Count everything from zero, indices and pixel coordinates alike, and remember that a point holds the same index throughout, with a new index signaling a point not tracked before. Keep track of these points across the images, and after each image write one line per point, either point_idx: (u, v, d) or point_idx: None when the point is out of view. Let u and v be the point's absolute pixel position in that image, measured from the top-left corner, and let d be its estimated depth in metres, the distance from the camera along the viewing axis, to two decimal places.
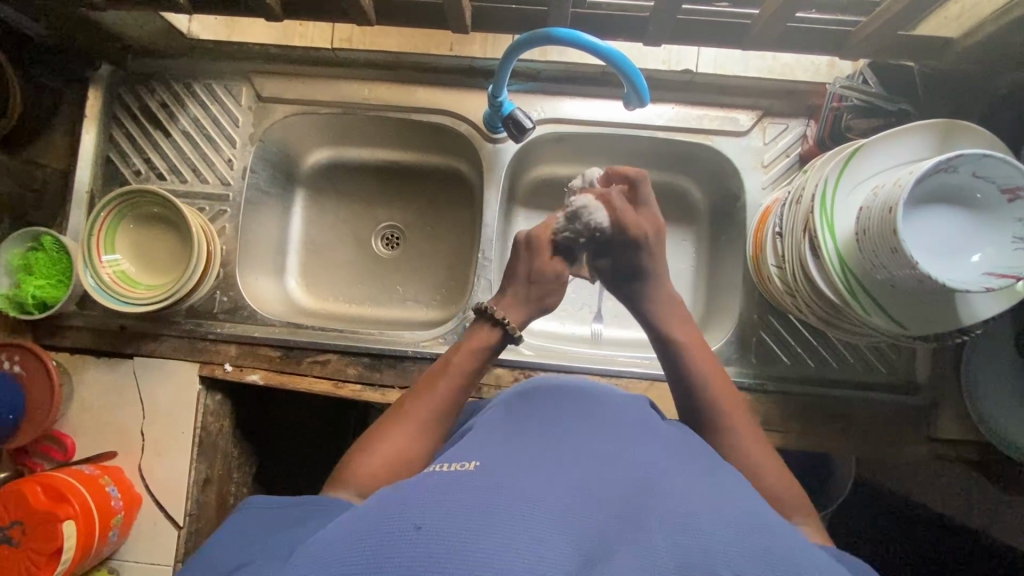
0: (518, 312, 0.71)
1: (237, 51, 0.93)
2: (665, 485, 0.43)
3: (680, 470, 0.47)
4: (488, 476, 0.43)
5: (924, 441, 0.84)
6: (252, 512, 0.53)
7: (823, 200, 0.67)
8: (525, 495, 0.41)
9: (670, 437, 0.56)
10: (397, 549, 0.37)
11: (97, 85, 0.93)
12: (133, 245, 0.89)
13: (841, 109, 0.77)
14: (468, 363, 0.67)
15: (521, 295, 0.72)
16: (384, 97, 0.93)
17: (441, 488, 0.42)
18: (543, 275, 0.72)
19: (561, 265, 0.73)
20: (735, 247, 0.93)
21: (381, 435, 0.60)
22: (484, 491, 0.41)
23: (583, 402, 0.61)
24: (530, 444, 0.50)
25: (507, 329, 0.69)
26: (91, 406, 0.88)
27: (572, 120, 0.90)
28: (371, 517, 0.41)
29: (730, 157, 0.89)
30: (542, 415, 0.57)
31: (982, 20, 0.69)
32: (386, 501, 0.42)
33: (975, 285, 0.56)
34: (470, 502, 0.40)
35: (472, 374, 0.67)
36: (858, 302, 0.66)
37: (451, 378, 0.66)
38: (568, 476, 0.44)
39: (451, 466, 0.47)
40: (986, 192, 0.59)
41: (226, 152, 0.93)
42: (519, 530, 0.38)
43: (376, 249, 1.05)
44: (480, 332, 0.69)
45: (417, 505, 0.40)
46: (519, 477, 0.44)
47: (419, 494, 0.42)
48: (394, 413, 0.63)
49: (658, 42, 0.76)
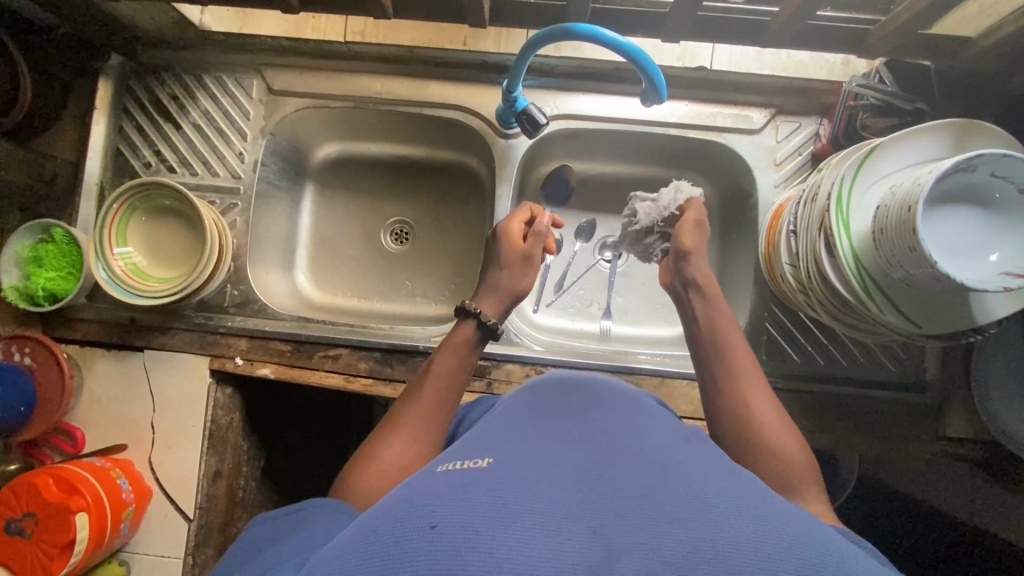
0: (495, 301, 0.74)
1: (248, 44, 0.93)
2: (686, 479, 0.44)
3: (699, 464, 0.47)
4: (508, 473, 0.43)
5: (932, 439, 0.85)
6: (263, 523, 0.53)
7: (838, 199, 0.67)
8: (545, 492, 0.41)
9: (685, 432, 0.56)
10: (418, 547, 0.37)
11: (107, 76, 0.92)
12: (144, 238, 0.89)
13: (856, 107, 0.76)
14: (454, 360, 0.69)
15: (495, 282, 0.75)
16: (396, 91, 0.92)
17: (461, 485, 0.42)
18: (512, 261, 0.76)
19: (531, 250, 0.77)
20: (746, 245, 0.93)
21: (376, 446, 0.61)
22: (504, 488, 0.41)
23: (597, 397, 0.61)
24: (547, 440, 0.50)
25: (484, 321, 0.72)
26: (101, 399, 0.88)
27: (585, 116, 0.90)
28: (391, 514, 0.41)
29: (743, 155, 0.89)
30: (558, 410, 0.57)
31: (1002, 19, 0.68)
32: (407, 498, 0.42)
33: (993, 285, 0.56)
34: (491, 499, 0.40)
35: (460, 371, 0.69)
36: (873, 300, 0.66)
37: (437, 379, 0.67)
38: (588, 472, 0.44)
39: (470, 461, 0.47)
40: (1004, 191, 0.59)
41: (237, 145, 0.93)
42: (544, 526, 0.38)
43: (385, 244, 1.04)
44: (460, 330, 0.71)
45: (441, 500, 0.40)
46: (540, 474, 0.44)
47: (440, 491, 0.42)
48: (388, 419, 0.64)
49: (675, 38, 0.76)
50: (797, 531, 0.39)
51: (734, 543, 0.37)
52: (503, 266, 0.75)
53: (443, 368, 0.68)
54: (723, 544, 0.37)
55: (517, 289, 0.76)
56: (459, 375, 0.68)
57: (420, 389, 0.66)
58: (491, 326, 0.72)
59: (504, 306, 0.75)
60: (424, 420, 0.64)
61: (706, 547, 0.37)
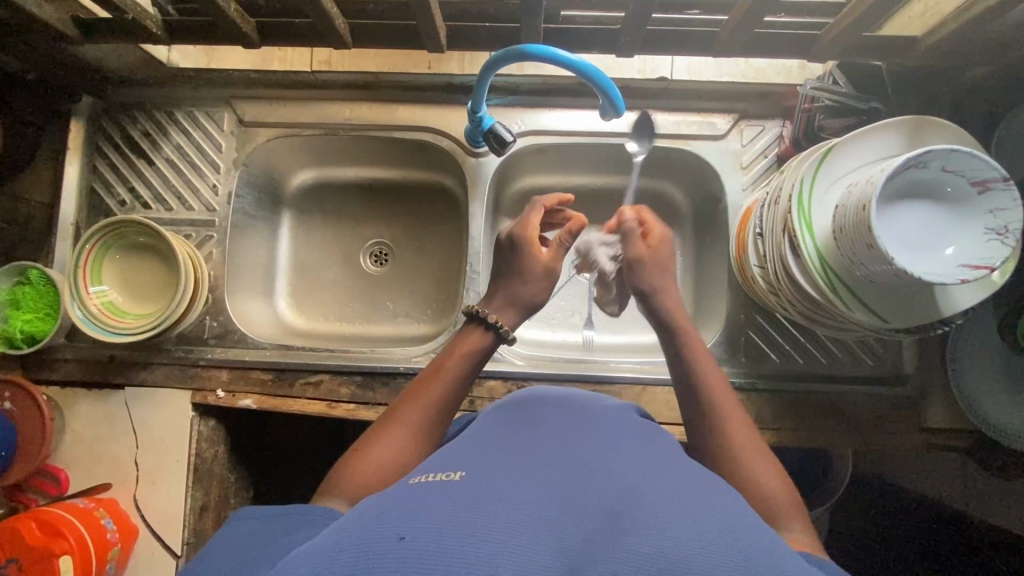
0: (510, 314, 0.72)
1: (217, 78, 0.94)
2: (654, 491, 0.44)
3: (665, 476, 0.47)
4: (470, 488, 0.43)
5: (915, 431, 0.86)
6: (257, 519, 0.53)
7: (800, 200, 0.68)
8: (510, 503, 0.42)
9: (654, 443, 0.56)
10: (383, 555, 0.37)
11: (79, 117, 0.94)
12: (120, 275, 0.89)
13: (813, 109, 0.78)
14: (464, 366, 0.68)
15: (517, 293, 0.72)
16: (365, 116, 0.94)
17: (426, 499, 0.42)
18: (534, 273, 0.72)
19: (550, 261, 0.73)
20: (720, 247, 0.94)
21: (372, 444, 0.61)
22: (472, 500, 0.42)
23: (570, 411, 0.62)
24: (520, 454, 0.50)
25: (500, 332, 0.70)
26: (83, 438, 0.88)
27: (552, 131, 0.92)
28: (357, 525, 0.41)
29: (709, 161, 0.90)
30: (533, 426, 0.58)
31: (944, 18, 0.70)
32: (374, 509, 0.42)
33: (950, 277, 0.57)
34: (455, 510, 0.40)
35: (469, 377, 0.69)
36: (841, 299, 0.67)
37: (445, 382, 0.67)
38: (557, 486, 0.45)
39: (432, 477, 0.47)
40: (956, 185, 0.60)
41: (210, 178, 0.94)
42: (502, 545, 0.38)
43: (365, 267, 1.05)
44: (472, 336, 0.70)
45: (404, 515, 0.40)
46: (503, 487, 0.44)
47: (405, 505, 0.42)
48: (386, 419, 0.65)
49: (631, 53, 0.78)
50: (750, 546, 0.39)
51: (689, 557, 0.37)
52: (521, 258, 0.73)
53: (444, 372, 0.67)
54: (681, 561, 0.37)
55: (534, 299, 0.73)
56: (462, 384, 0.68)
57: (420, 390, 0.66)
58: (504, 333, 0.71)
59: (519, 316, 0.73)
60: (425, 420, 0.65)
61: (668, 562, 0.36)
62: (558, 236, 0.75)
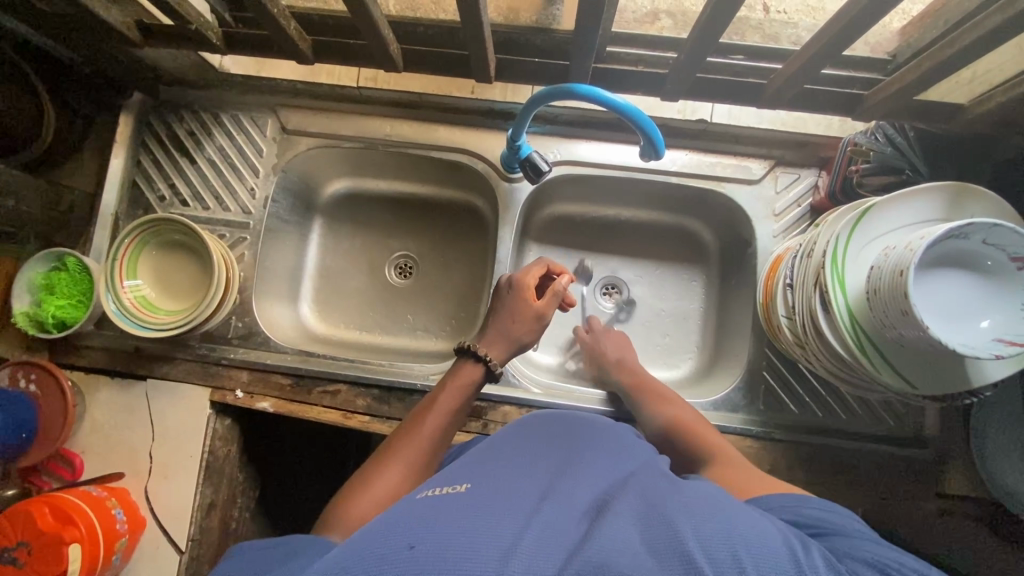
0: (501, 349, 0.76)
1: (264, 85, 0.96)
2: (667, 507, 0.45)
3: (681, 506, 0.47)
4: (485, 503, 0.43)
5: (932, 496, 0.84)
6: (254, 551, 0.53)
7: (834, 257, 0.68)
8: (518, 515, 0.42)
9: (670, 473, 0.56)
10: (395, 561, 0.36)
11: (128, 112, 0.96)
12: (154, 270, 0.91)
13: (858, 171, 0.77)
14: (457, 397, 0.72)
15: (504, 331, 0.76)
16: (405, 133, 0.95)
17: (445, 509, 0.42)
18: (524, 317, 0.77)
19: (543, 308, 0.78)
20: (745, 292, 0.94)
21: (370, 476, 0.63)
22: (485, 511, 0.41)
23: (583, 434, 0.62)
24: (533, 475, 0.50)
25: (490, 366, 0.74)
26: (102, 426, 0.89)
27: (588, 163, 0.92)
28: (368, 536, 0.40)
29: (743, 206, 0.90)
30: (543, 442, 0.58)
31: (994, 90, 0.71)
32: (384, 522, 0.41)
33: (985, 352, 0.57)
34: (470, 523, 0.40)
35: (462, 409, 0.72)
36: (869, 359, 0.67)
37: (439, 414, 0.70)
38: (565, 500, 0.45)
39: (440, 491, 0.46)
40: (996, 259, 0.60)
41: (248, 181, 0.96)
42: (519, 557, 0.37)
43: (389, 278, 1.06)
44: (465, 369, 0.74)
45: (419, 526, 0.39)
46: (519, 505, 0.43)
47: (417, 516, 0.41)
48: (383, 450, 0.67)
49: (676, 97, 0.79)
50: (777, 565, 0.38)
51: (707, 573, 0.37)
52: (515, 307, 0.77)
53: (439, 405, 0.70)
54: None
55: (522, 338, 0.77)
56: (455, 416, 0.71)
57: (416, 423, 0.69)
58: (494, 371, 0.75)
59: (510, 352, 0.77)
60: (421, 452, 0.66)
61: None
62: (556, 289, 0.79)
